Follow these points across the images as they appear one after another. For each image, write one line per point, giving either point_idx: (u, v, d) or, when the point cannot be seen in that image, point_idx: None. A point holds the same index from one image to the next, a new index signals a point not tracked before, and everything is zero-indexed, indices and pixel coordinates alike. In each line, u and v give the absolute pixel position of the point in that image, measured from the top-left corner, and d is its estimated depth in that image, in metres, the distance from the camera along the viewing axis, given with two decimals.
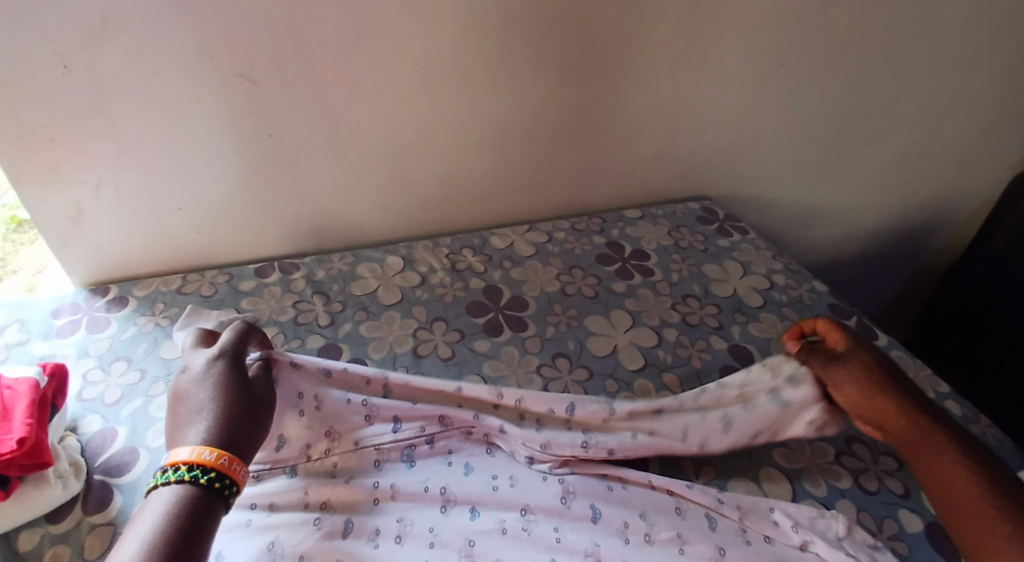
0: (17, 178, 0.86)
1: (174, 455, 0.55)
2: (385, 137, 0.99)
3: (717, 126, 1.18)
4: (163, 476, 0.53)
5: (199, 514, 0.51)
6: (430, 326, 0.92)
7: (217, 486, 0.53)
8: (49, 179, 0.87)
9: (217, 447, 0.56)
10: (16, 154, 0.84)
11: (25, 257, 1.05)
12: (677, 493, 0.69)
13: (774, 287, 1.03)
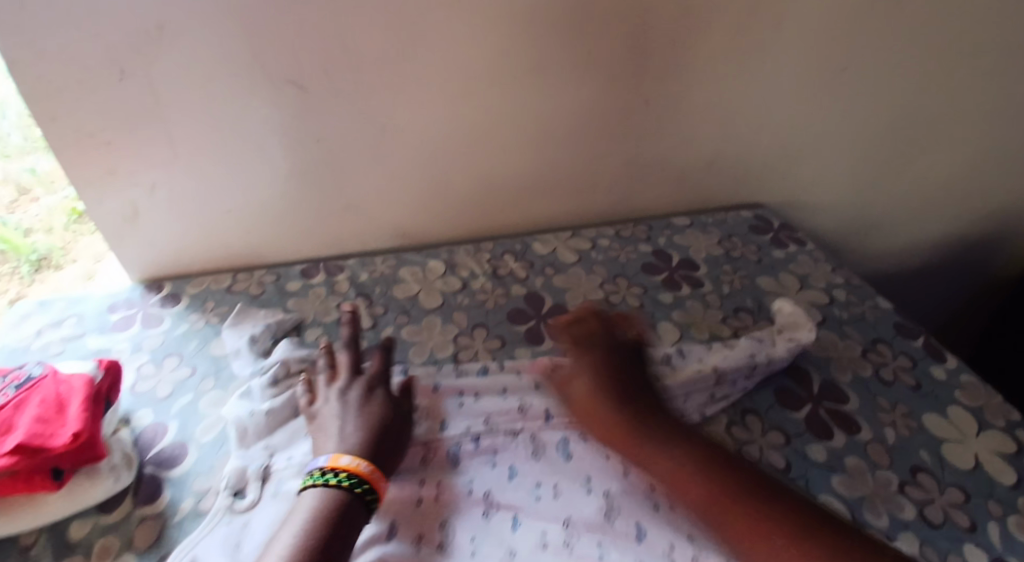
0: (76, 179, 0.89)
1: (336, 459, 0.61)
2: (429, 142, 0.99)
3: (772, 132, 1.13)
4: (318, 479, 0.60)
5: (342, 521, 0.57)
6: (471, 332, 0.91)
7: (362, 496, 0.59)
8: (106, 180, 0.90)
9: (363, 458, 0.62)
10: (77, 156, 0.87)
11: (84, 246, 1.10)
12: None
13: (833, 303, 0.96)
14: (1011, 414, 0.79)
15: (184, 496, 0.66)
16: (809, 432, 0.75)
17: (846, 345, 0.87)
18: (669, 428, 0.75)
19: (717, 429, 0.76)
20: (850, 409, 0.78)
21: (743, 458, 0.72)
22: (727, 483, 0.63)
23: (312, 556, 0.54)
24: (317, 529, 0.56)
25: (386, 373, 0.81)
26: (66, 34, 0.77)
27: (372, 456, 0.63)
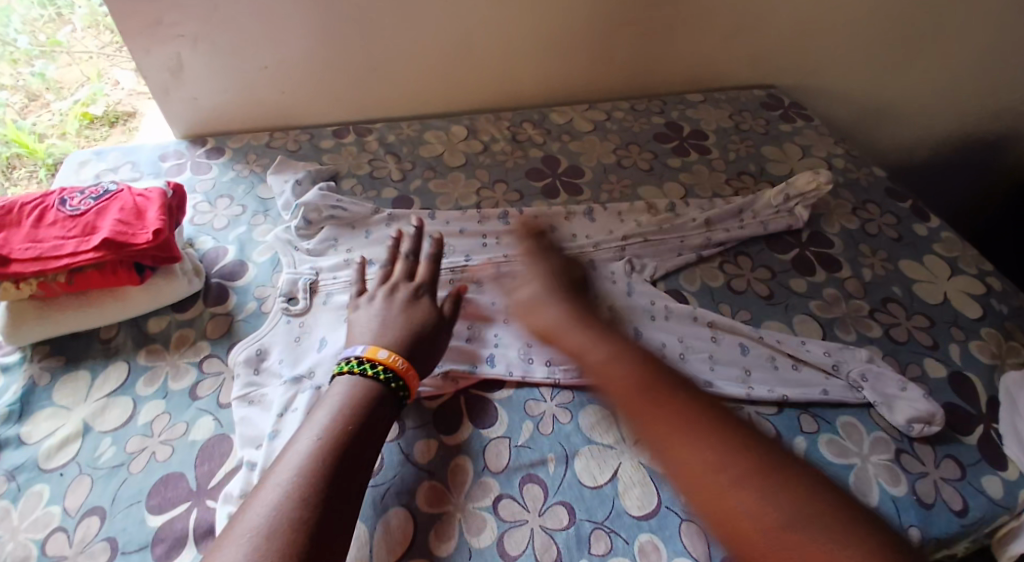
0: (124, 28, 0.94)
1: (373, 351, 0.61)
2: (455, 5, 1.02)
3: (794, 9, 1.13)
4: (350, 365, 0.60)
5: (373, 409, 0.57)
6: (492, 186, 0.99)
7: (395, 389, 0.60)
8: (152, 30, 0.95)
9: (397, 353, 0.62)
10: (125, 4, 0.92)
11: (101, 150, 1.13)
12: (717, 326, 0.77)
13: (831, 168, 1.04)
14: (983, 264, 0.89)
15: (248, 300, 0.77)
16: (793, 269, 0.86)
17: (838, 204, 0.96)
18: (667, 260, 0.86)
19: (711, 265, 0.87)
20: (834, 252, 0.89)
21: (730, 287, 0.84)
22: (691, 444, 0.49)
23: (345, 444, 0.53)
24: (350, 419, 0.55)
25: (416, 218, 0.90)
26: None
27: (405, 351, 0.63)
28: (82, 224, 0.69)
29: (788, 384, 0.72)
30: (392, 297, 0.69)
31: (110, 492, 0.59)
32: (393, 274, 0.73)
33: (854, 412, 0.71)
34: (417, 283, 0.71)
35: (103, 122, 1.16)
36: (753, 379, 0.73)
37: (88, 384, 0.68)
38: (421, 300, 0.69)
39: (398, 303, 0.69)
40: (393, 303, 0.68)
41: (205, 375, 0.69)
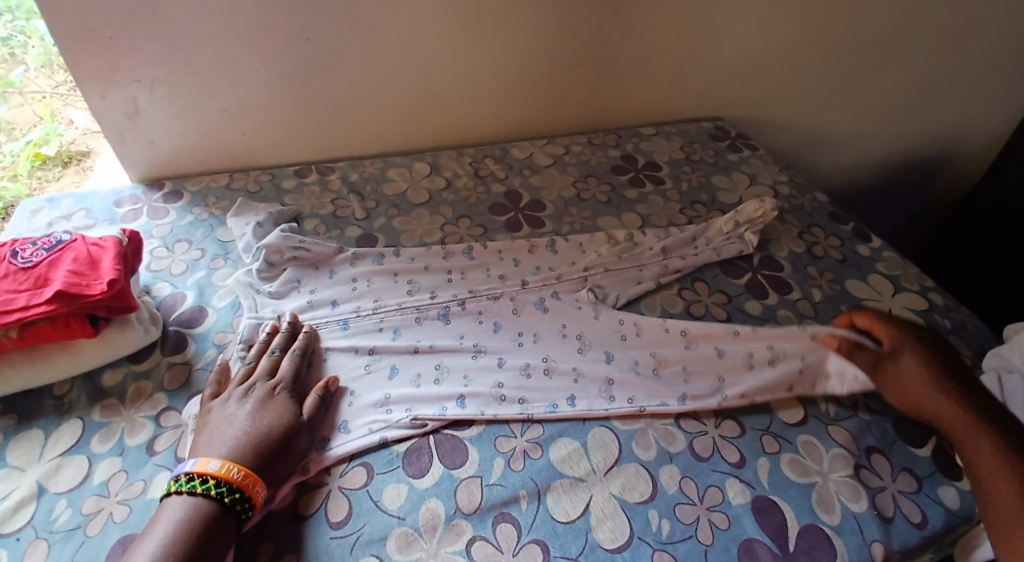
0: (77, 74, 0.94)
1: (204, 464, 0.58)
2: (412, 46, 1.05)
3: (735, 45, 1.20)
4: (180, 484, 0.57)
5: (208, 535, 0.54)
6: (455, 222, 1.01)
7: (235, 506, 0.57)
8: (108, 76, 0.95)
9: (236, 464, 0.59)
10: (79, 51, 0.91)
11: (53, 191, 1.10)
12: (689, 331, 0.82)
13: (778, 196, 1.09)
14: (924, 281, 0.94)
15: (206, 348, 0.76)
16: (748, 293, 0.90)
17: (785, 228, 1.01)
18: (627, 289, 0.88)
19: (671, 292, 0.89)
20: (785, 275, 0.93)
21: (690, 312, 0.86)
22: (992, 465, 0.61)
23: None
24: (183, 533, 0.53)
25: (380, 256, 0.90)
26: None
27: (248, 460, 0.59)
28: (33, 276, 0.68)
29: (760, 386, 0.76)
30: (264, 395, 0.66)
31: (66, 557, 0.57)
32: (256, 370, 0.69)
33: (813, 431, 0.74)
34: (277, 381, 0.68)
35: (56, 162, 1.13)
36: (727, 391, 0.76)
37: (41, 444, 0.65)
38: (276, 400, 0.66)
39: (267, 403, 0.65)
40: (256, 405, 0.65)
41: (163, 429, 0.67)
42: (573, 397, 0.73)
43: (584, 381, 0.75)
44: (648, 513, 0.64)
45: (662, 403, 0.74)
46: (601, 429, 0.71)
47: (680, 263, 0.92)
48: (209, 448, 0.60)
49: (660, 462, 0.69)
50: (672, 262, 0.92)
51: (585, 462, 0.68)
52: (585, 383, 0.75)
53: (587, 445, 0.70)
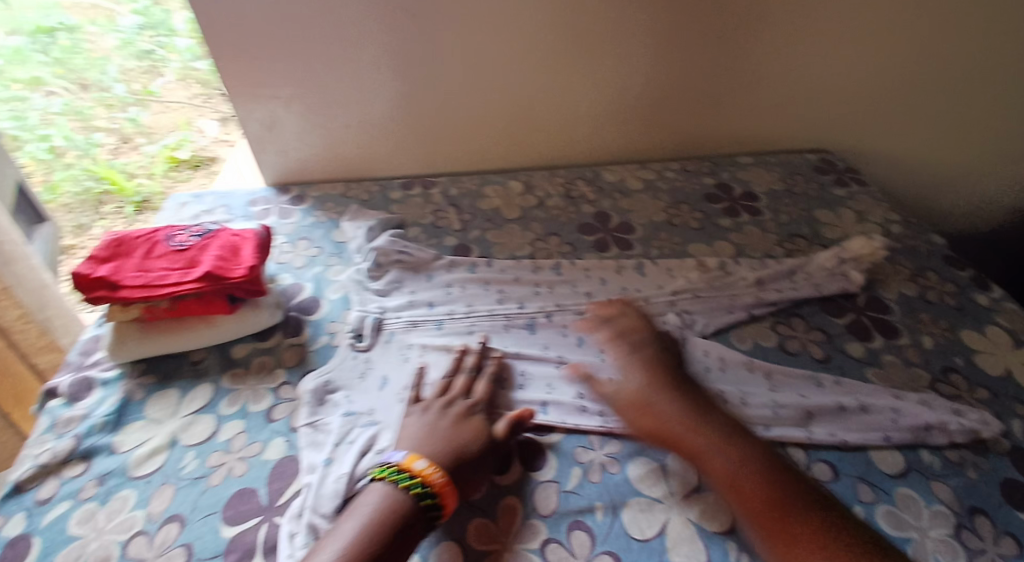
0: (230, 88, 1.08)
1: (413, 460, 0.64)
2: (518, 71, 1.11)
3: (845, 78, 1.17)
4: (388, 472, 0.63)
5: (400, 526, 0.59)
6: (545, 239, 1.05)
7: (430, 507, 0.61)
8: (254, 91, 1.08)
9: (438, 468, 0.64)
10: (234, 68, 1.05)
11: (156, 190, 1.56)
12: (772, 372, 0.81)
13: (887, 234, 1.05)
14: None
15: (320, 333, 0.84)
16: (849, 333, 0.88)
17: (895, 270, 0.98)
18: (718, 317, 0.88)
19: (763, 325, 0.88)
20: (891, 317, 0.90)
21: (784, 347, 0.85)
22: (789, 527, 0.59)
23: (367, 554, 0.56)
24: (378, 523, 0.58)
25: (474, 265, 0.96)
26: None
27: (448, 467, 0.64)
28: (185, 258, 0.78)
29: (850, 430, 0.75)
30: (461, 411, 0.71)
31: (190, 502, 0.65)
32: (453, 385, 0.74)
33: (910, 483, 0.71)
34: (473, 401, 0.72)
35: (187, 166, 1.65)
36: (814, 436, 0.75)
37: (176, 401, 0.75)
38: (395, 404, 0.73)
39: (463, 418, 0.70)
40: (455, 419, 0.69)
41: (280, 400, 0.76)
42: None
43: None
44: (726, 543, 0.63)
45: (747, 429, 0.74)
46: None
47: (773, 293, 0.91)
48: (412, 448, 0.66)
49: None
50: (766, 292, 0.91)
51: (662, 484, 0.68)
52: None
53: (667, 465, 0.70)
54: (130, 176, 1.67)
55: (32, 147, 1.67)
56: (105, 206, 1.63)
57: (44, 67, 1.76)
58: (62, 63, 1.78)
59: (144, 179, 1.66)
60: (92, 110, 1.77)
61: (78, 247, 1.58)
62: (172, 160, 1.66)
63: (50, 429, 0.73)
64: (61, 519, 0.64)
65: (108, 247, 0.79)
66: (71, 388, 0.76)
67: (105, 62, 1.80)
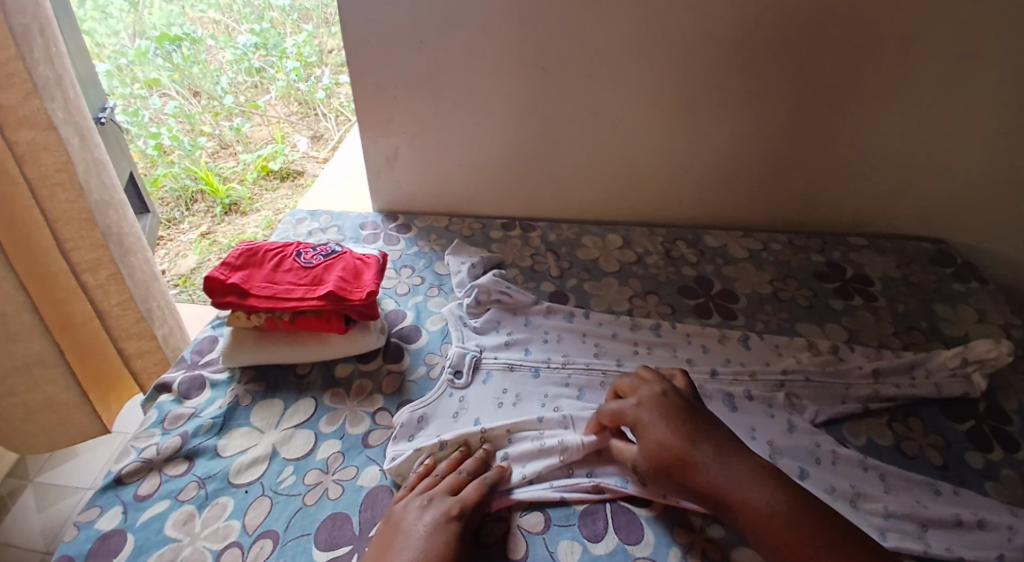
0: (361, 119, 1.15)
1: None
2: (633, 130, 1.13)
3: (972, 173, 1.12)
4: None
5: None
6: (644, 296, 1.03)
7: None
8: (383, 124, 1.15)
9: None
10: (369, 102, 1.13)
11: (267, 201, 1.78)
12: (885, 473, 0.77)
13: (1010, 339, 1.00)
14: None
15: (418, 364, 0.85)
16: (969, 441, 0.83)
17: (1019, 377, 0.92)
18: (829, 406, 0.85)
19: (878, 421, 0.85)
20: (1015, 429, 0.85)
21: (901, 449, 0.82)
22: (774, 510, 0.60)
23: None
24: None
25: (572, 314, 0.95)
26: (391, 11, 1.01)
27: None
28: (311, 275, 0.82)
29: (970, 546, 0.70)
30: (437, 518, 0.63)
31: (284, 519, 0.66)
32: (439, 485, 0.67)
33: None
34: (455, 501, 0.65)
35: (276, 175, 1.82)
36: (933, 550, 0.69)
37: (280, 413, 0.77)
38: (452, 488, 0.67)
39: (437, 532, 0.62)
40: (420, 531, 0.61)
41: (377, 426, 0.76)
42: None
43: None
44: None
45: None
46: None
47: (888, 389, 0.87)
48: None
49: None
50: (880, 385, 0.88)
51: None
52: None
53: None
54: (224, 180, 1.79)
55: (140, 141, 1.73)
56: (196, 203, 1.74)
57: (163, 71, 1.80)
58: (180, 70, 1.83)
59: (236, 183, 1.79)
60: (199, 116, 1.85)
61: (166, 237, 1.68)
62: (262, 168, 1.82)
63: (158, 423, 0.76)
64: (159, 518, 0.66)
65: (242, 255, 0.83)
66: (183, 386, 0.80)
67: (219, 73, 1.88)
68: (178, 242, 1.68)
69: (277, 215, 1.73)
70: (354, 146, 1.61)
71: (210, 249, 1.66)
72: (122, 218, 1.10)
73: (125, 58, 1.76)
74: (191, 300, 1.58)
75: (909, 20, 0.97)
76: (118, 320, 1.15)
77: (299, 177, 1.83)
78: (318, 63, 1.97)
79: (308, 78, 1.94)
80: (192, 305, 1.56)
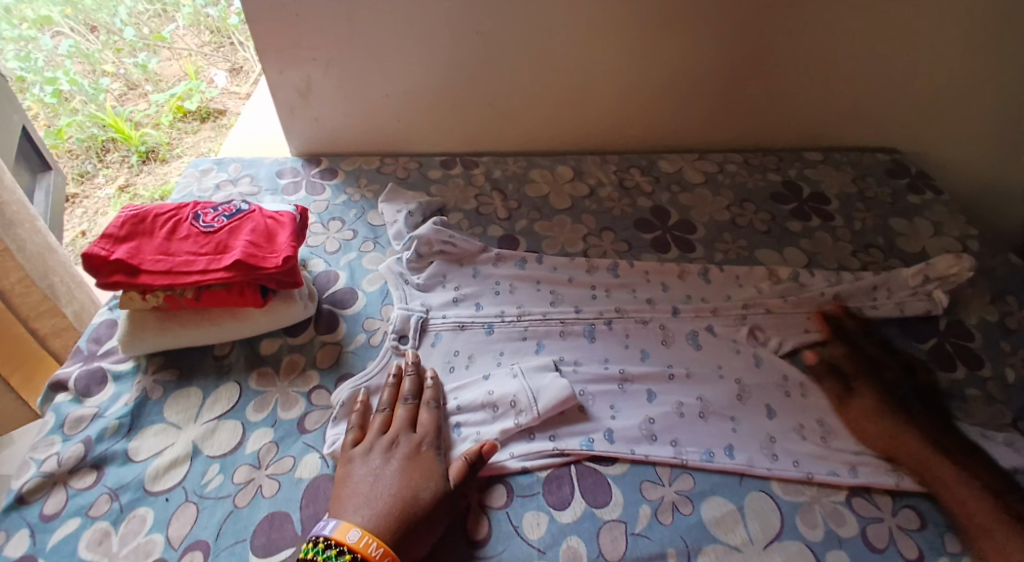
0: (264, 49, 0.99)
1: (343, 531, 0.53)
2: (577, 44, 1.01)
3: (929, 74, 1.07)
4: (323, 551, 0.52)
5: None
6: (599, 234, 0.96)
7: None
8: (291, 52, 1.00)
9: (371, 534, 0.54)
10: (270, 26, 0.97)
11: (189, 145, 1.56)
12: (854, 403, 0.74)
13: (967, 251, 0.98)
14: None
15: (357, 331, 0.77)
16: (932, 361, 0.82)
17: (976, 291, 0.90)
18: (793, 335, 0.81)
19: None
20: (975, 345, 0.84)
21: None
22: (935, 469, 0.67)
23: None
24: None
25: (524, 260, 0.87)
26: None
27: (387, 531, 0.54)
28: (213, 242, 0.70)
29: None
30: (408, 454, 0.61)
31: (214, 525, 0.58)
32: (396, 420, 0.65)
33: None
34: (421, 437, 0.63)
35: (195, 116, 1.60)
36: (905, 482, 0.67)
37: (199, 403, 0.68)
38: (421, 457, 0.61)
39: (409, 465, 0.60)
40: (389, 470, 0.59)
41: (314, 408, 0.68)
42: (732, 446, 0.68)
43: (741, 435, 0.69)
44: None
45: (833, 473, 0.67)
46: (760, 494, 0.65)
47: (853, 312, 0.84)
48: (350, 510, 0.56)
49: (828, 545, 0.61)
50: (845, 310, 0.85)
51: (742, 529, 0.61)
52: (742, 436, 0.69)
53: (744, 509, 0.63)
54: (137, 126, 1.55)
55: (37, 89, 1.50)
56: (109, 153, 1.52)
57: (53, 5, 1.54)
58: (72, 3, 1.55)
59: (150, 128, 1.55)
60: (99, 54, 1.58)
61: (81, 194, 1.50)
62: (177, 110, 1.59)
63: (57, 429, 0.66)
64: (70, 540, 0.58)
65: (126, 224, 0.70)
66: (81, 383, 0.69)
67: (115, 3, 1.61)
68: (96, 197, 1.51)
69: None
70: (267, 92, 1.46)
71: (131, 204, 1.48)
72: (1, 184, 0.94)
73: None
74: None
75: None
76: (22, 299, 1.01)
77: (221, 117, 1.63)
78: None
79: (217, 2, 1.70)
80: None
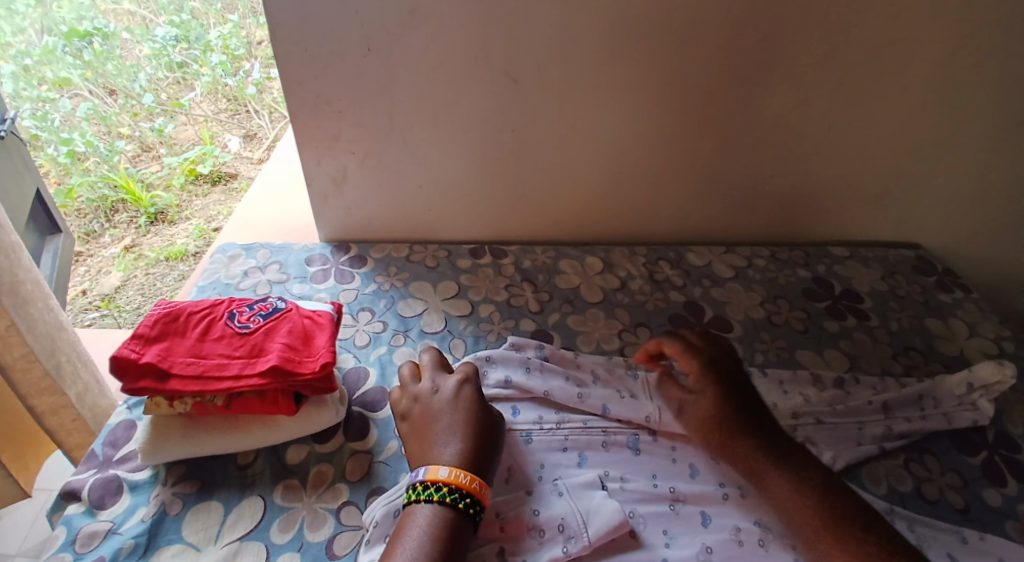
0: (302, 141, 1.00)
1: (434, 472, 0.63)
2: (609, 144, 1.03)
3: (953, 178, 1.08)
4: (423, 493, 0.61)
5: (451, 547, 0.58)
6: (634, 330, 0.95)
7: (466, 507, 0.60)
8: (329, 145, 1.01)
9: (459, 468, 0.63)
10: (310, 120, 0.98)
11: (197, 208, 1.56)
12: (918, 524, 0.70)
13: (1003, 355, 0.96)
14: None
15: (388, 438, 0.74)
16: (984, 477, 0.78)
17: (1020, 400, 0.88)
18: (846, 450, 0.78)
19: (895, 462, 0.79)
20: None
21: (922, 494, 0.76)
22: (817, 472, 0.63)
23: None
24: (434, 539, 0.58)
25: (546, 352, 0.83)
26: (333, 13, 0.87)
27: (471, 465, 0.64)
28: (247, 345, 0.70)
29: None
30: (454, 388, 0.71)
31: None
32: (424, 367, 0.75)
33: None
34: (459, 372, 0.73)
35: (206, 179, 1.60)
36: None
37: (221, 521, 0.65)
38: (465, 389, 0.71)
39: (461, 395, 0.70)
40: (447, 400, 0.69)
41: (343, 528, 0.65)
42: None
43: None
44: None
45: None
46: None
47: (901, 424, 0.81)
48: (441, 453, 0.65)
49: None
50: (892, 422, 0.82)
51: None
52: None
53: None
54: (148, 187, 1.57)
55: (52, 148, 1.51)
56: (117, 213, 1.53)
57: (74, 69, 1.56)
58: (93, 68, 1.58)
59: (161, 190, 1.56)
60: (116, 117, 1.60)
61: (85, 253, 1.48)
62: (189, 172, 1.59)
63: (68, 545, 0.63)
64: None
65: (158, 324, 0.70)
66: (94, 494, 0.67)
67: (136, 70, 1.63)
68: (100, 256, 1.48)
69: (209, 223, 1.52)
70: (282, 162, 1.46)
71: (136, 264, 1.45)
72: (15, 263, 0.87)
73: (30, 57, 1.52)
74: (119, 324, 1.39)
75: (905, 24, 0.90)
76: None
77: (232, 181, 1.62)
78: (246, 56, 1.75)
79: (235, 72, 1.73)
80: (118, 329, 1.37)
